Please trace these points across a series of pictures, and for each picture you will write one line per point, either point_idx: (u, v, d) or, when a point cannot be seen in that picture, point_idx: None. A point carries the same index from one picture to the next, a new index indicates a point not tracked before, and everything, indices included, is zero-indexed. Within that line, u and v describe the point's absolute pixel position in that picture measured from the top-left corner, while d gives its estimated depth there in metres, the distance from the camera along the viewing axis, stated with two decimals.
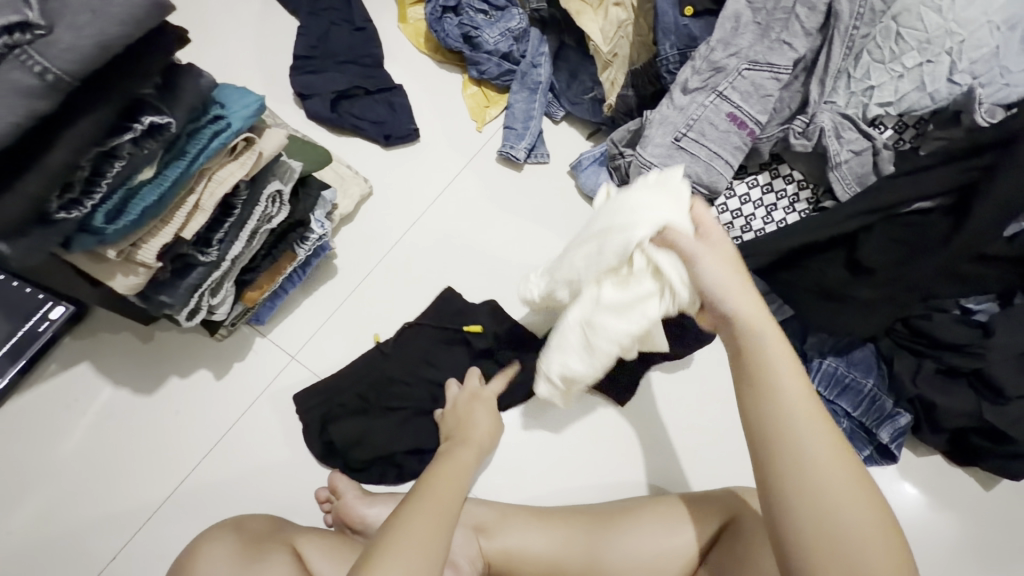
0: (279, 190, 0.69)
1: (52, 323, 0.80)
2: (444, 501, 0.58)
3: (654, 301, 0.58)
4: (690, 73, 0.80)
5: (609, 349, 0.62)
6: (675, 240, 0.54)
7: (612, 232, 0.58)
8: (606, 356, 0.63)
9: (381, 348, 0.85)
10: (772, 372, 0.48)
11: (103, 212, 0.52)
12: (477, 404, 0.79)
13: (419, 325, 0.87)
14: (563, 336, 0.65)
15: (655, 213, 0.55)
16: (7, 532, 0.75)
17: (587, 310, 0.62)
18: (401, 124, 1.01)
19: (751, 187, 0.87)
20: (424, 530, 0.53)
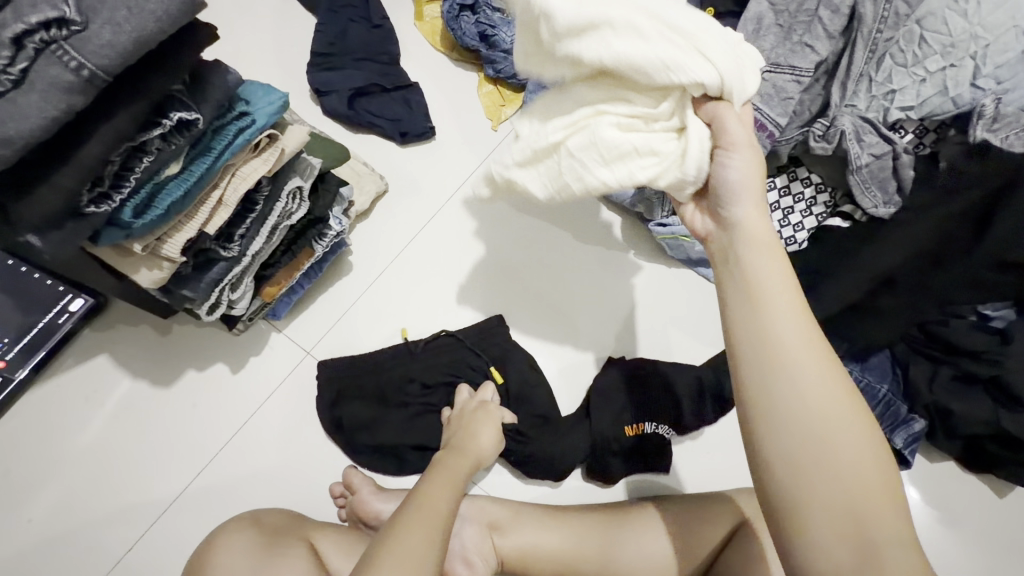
0: (300, 186, 0.70)
1: (72, 315, 0.81)
2: (439, 511, 0.57)
3: (654, 159, 0.54)
4: None
5: (574, 186, 0.58)
6: (717, 116, 0.52)
7: (669, 43, 0.50)
8: (567, 190, 0.59)
9: (410, 348, 0.86)
10: (764, 283, 0.48)
11: (131, 206, 0.52)
12: (481, 413, 0.78)
13: (454, 338, 0.87)
14: (546, 148, 0.59)
15: (723, 68, 0.49)
16: (27, 520, 0.76)
17: (586, 132, 0.55)
18: (417, 122, 1.01)
19: (769, 189, 0.88)
20: (416, 542, 0.52)
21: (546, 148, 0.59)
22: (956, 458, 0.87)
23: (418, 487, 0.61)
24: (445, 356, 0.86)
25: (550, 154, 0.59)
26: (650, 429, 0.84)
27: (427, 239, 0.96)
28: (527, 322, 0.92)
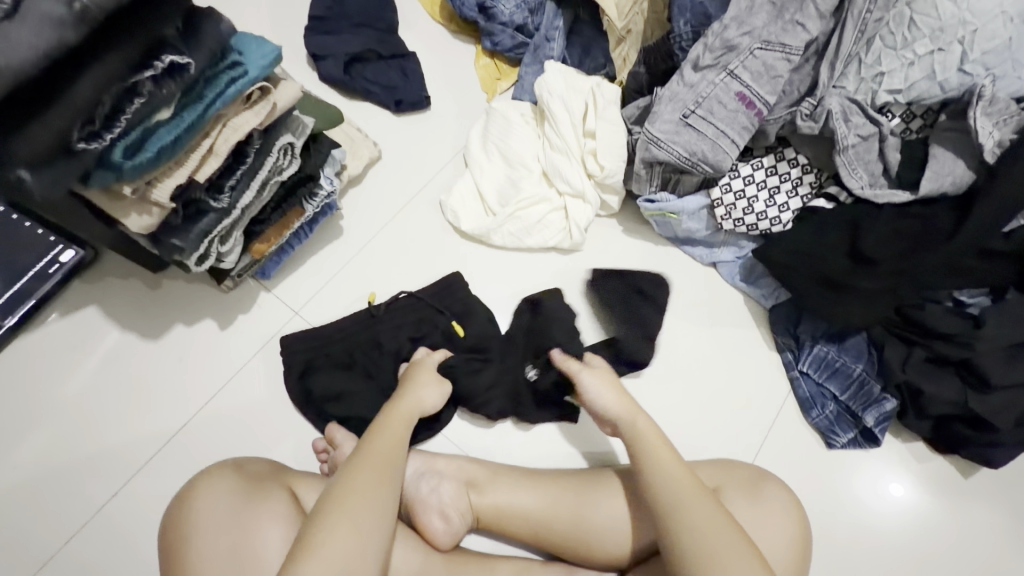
0: (291, 143, 0.70)
1: (62, 266, 0.82)
2: (385, 458, 0.64)
3: (547, 224, 0.94)
4: (703, 49, 0.79)
5: (518, 237, 0.94)
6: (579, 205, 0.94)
7: (568, 154, 0.94)
8: (515, 241, 0.94)
9: (372, 312, 0.87)
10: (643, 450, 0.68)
11: (122, 147, 0.53)
12: (418, 368, 0.79)
13: (415, 297, 0.89)
14: (502, 224, 0.93)
15: (582, 182, 0.93)
16: (14, 464, 0.77)
17: (512, 218, 0.93)
18: (412, 91, 1.02)
19: (755, 168, 0.87)
20: (364, 487, 0.60)
21: (502, 220, 0.93)
22: (925, 438, 0.89)
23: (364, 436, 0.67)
24: (415, 321, 0.87)
25: (499, 221, 0.93)
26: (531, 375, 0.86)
27: (415, 209, 0.97)
28: (513, 292, 0.94)
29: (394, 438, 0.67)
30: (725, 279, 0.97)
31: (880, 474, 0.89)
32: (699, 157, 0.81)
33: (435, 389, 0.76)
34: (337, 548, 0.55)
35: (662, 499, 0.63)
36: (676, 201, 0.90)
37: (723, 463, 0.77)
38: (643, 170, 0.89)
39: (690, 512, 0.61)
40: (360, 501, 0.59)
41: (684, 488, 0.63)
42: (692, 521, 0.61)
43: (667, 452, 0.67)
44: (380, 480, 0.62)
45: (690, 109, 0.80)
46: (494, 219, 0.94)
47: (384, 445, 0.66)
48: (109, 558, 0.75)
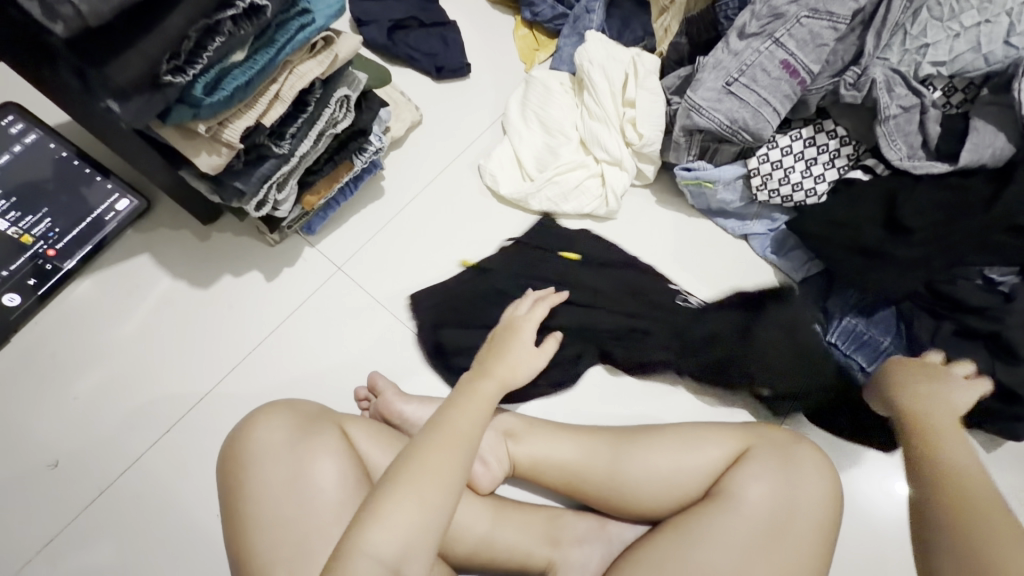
0: (347, 96, 0.72)
1: (118, 215, 0.84)
2: (460, 436, 0.60)
3: (582, 190, 0.96)
4: (750, 17, 0.81)
5: (554, 202, 0.95)
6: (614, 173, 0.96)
7: (604, 122, 0.95)
8: (552, 206, 0.96)
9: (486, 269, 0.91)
10: (940, 427, 0.65)
11: (201, 83, 0.55)
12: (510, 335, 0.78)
13: (523, 244, 0.94)
14: (540, 188, 0.95)
15: (617, 149, 0.94)
16: (72, 398, 0.80)
17: (548, 183, 0.95)
18: (453, 58, 1.03)
19: (794, 140, 0.88)
20: (435, 464, 0.56)
21: (539, 185, 0.95)
22: None
23: (440, 408, 0.64)
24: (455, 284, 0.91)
25: (538, 185, 0.95)
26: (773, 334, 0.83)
27: (454, 173, 0.99)
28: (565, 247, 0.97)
29: (475, 415, 0.63)
30: (757, 252, 0.98)
31: (877, 478, 0.89)
32: (741, 125, 0.82)
33: (524, 365, 0.74)
34: (397, 523, 0.53)
35: (931, 452, 0.61)
36: (713, 170, 0.92)
37: (785, 433, 0.76)
38: (682, 139, 0.91)
39: (983, 488, 0.56)
40: (432, 477, 0.55)
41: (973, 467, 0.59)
42: (979, 494, 0.56)
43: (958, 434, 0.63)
44: (453, 461, 0.58)
45: (733, 77, 0.82)
46: (532, 183, 0.96)
47: (459, 421, 0.61)
48: (161, 492, 0.78)
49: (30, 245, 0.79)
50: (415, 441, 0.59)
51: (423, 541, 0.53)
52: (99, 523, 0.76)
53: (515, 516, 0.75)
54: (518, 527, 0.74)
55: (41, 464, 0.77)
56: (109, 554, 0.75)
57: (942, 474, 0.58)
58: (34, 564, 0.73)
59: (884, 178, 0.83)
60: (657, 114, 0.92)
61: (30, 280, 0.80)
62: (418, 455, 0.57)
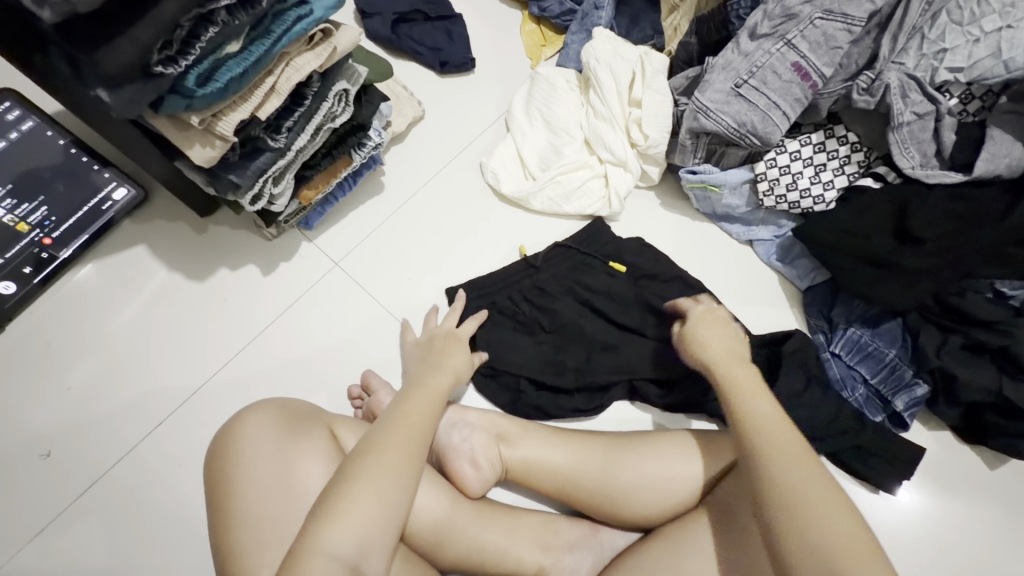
0: (346, 90, 0.71)
1: (116, 204, 0.84)
2: (420, 429, 0.62)
3: (584, 191, 0.94)
4: (762, 17, 0.79)
5: (556, 202, 0.94)
6: (620, 175, 0.94)
7: (611, 123, 0.93)
8: (553, 206, 0.94)
9: (532, 263, 0.89)
10: (747, 391, 0.65)
11: (195, 74, 0.54)
12: (450, 337, 0.79)
13: (567, 247, 0.90)
14: (542, 188, 0.93)
15: (623, 151, 0.93)
16: (65, 388, 0.79)
17: (549, 183, 0.93)
18: (457, 53, 1.01)
19: (803, 144, 0.86)
20: (398, 454, 0.58)
21: (541, 184, 0.93)
22: (953, 427, 0.89)
23: (398, 401, 0.65)
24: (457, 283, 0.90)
25: (539, 186, 0.93)
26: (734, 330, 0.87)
27: (455, 170, 0.97)
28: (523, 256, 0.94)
29: (429, 407, 0.65)
30: (761, 258, 0.97)
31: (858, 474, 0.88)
32: (749, 129, 0.80)
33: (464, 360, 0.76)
34: (360, 515, 0.53)
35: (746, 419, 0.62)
36: (719, 174, 0.90)
37: None
38: (688, 141, 0.89)
39: (783, 440, 0.59)
40: (392, 469, 0.56)
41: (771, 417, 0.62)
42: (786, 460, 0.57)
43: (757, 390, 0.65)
44: (413, 454, 0.59)
45: (743, 79, 0.79)
46: (535, 183, 0.94)
47: (414, 413, 0.63)
48: (152, 485, 0.78)
49: (26, 233, 0.79)
50: (376, 433, 0.60)
51: (380, 535, 0.54)
52: (90, 515, 0.75)
53: (508, 522, 0.74)
54: (509, 531, 0.73)
55: (32, 453, 0.76)
56: (99, 545, 0.74)
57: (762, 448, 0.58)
58: (24, 553, 0.73)
59: (896, 186, 0.81)
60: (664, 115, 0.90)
61: (26, 269, 0.79)
62: (378, 447, 0.58)
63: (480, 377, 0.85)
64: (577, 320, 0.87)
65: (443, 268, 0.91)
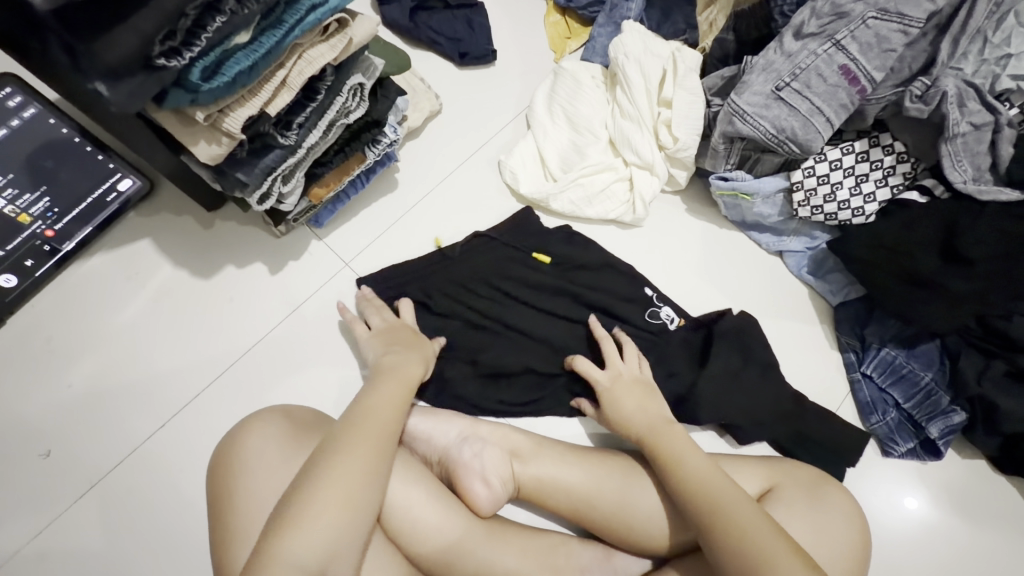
0: (361, 84, 0.67)
1: (120, 196, 0.81)
2: (386, 426, 0.58)
3: (607, 194, 0.89)
4: (809, 15, 0.73)
5: (578, 204, 0.89)
6: (645, 179, 0.89)
7: (639, 123, 0.88)
8: (576, 208, 0.89)
9: (446, 253, 0.84)
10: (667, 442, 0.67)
11: (200, 67, 0.50)
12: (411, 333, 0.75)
13: (490, 237, 0.85)
14: (564, 190, 0.88)
15: (649, 154, 0.88)
16: (66, 386, 0.77)
17: (571, 183, 0.88)
18: (478, 44, 0.97)
19: (845, 153, 0.80)
20: (364, 457, 0.54)
21: (564, 185, 0.88)
22: (988, 456, 0.84)
23: (364, 398, 0.61)
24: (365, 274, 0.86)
25: (563, 186, 0.88)
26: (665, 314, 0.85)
27: (472, 168, 0.93)
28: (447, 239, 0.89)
29: (394, 401, 0.62)
30: (791, 270, 0.92)
31: (882, 491, 0.84)
32: (788, 135, 0.75)
33: (427, 346, 0.74)
34: (324, 523, 0.49)
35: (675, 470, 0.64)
36: (752, 182, 0.85)
37: (812, 473, 0.71)
38: (721, 146, 0.83)
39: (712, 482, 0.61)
40: (359, 470, 0.53)
41: (705, 461, 0.64)
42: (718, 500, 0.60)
43: (685, 437, 0.67)
44: (380, 451, 0.56)
45: (785, 82, 0.74)
46: (558, 184, 0.89)
47: (381, 413, 0.59)
48: (152, 488, 0.75)
49: (28, 225, 0.76)
50: (339, 431, 0.56)
51: (348, 539, 0.51)
52: (90, 517, 0.73)
53: (519, 541, 0.70)
54: (520, 553, 0.69)
55: (32, 451, 0.74)
56: (96, 551, 0.72)
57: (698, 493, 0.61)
58: (20, 556, 0.71)
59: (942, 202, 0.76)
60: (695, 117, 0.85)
61: (28, 261, 0.77)
62: (343, 446, 0.54)
63: (495, 391, 0.80)
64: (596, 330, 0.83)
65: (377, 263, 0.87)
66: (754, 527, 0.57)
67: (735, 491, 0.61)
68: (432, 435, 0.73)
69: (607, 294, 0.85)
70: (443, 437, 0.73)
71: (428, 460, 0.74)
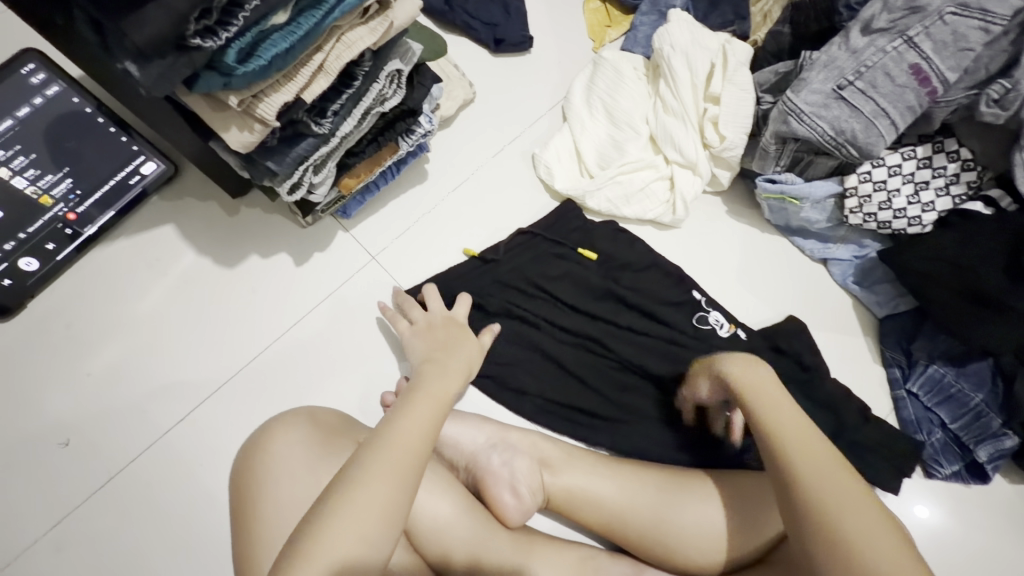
0: (399, 70, 0.63)
1: (144, 179, 0.78)
2: (415, 449, 0.51)
3: (646, 194, 0.85)
4: (880, 9, 0.68)
5: (615, 203, 0.85)
6: (688, 178, 0.85)
7: (683, 120, 0.84)
8: (613, 207, 0.85)
9: (490, 258, 0.81)
10: (774, 400, 0.58)
11: (236, 49, 0.46)
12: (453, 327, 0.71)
13: (532, 234, 0.82)
14: (601, 187, 0.85)
15: (693, 153, 0.83)
16: (86, 374, 0.75)
17: (609, 180, 0.85)
18: (514, 30, 0.92)
19: (905, 158, 0.75)
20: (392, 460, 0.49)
21: (602, 183, 0.85)
22: None
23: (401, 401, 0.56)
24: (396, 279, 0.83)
25: (601, 183, 0.85)
26: (712, 319, 0.81)
27: (506, 161, 0.89)
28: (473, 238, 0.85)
29: (428, 417, 0.54)
30: (836, 279, 0.88)
31: (924, 514, 0.80)
32: (847, 138, 0.70)
33: (468, 348, 0.68)
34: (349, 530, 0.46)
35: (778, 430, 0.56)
36: (802, 186, 0.80)
37: None
38: (772, 146, 0.79)
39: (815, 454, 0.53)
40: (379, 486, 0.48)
41: (819, 449, 0.54)
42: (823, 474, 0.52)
43: (804, 426, 0.56)
44: (406, 478, 0.49)
45: (848, 80, 0.69)
46: (595, 181, 0.85)
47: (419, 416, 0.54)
48: (171, 484, 0.73)
49: (49, 207, 0.73)
50: (360, 456, 0.50)
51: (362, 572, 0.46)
52: (109, 510, 0.72)
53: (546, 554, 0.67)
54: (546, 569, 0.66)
55: (51, 441, 0.73)
56: (113, 544, 0.71)
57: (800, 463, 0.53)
58: (39, 546, 0.70)
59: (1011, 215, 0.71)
60: (744, 115, 0.80)
61: (49, 245, 0.74)
62: (362, 473, 0.48)
63: (523, 396, 0.77)
64: (631, 337, 0.80)
65: (400, 263, 0.84)
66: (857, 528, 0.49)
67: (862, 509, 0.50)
68: (460, 440, 0.71)
69: (642, 299, 0.81)
70: (472, 442, 0.71)
71: (455, 466, 0.71)
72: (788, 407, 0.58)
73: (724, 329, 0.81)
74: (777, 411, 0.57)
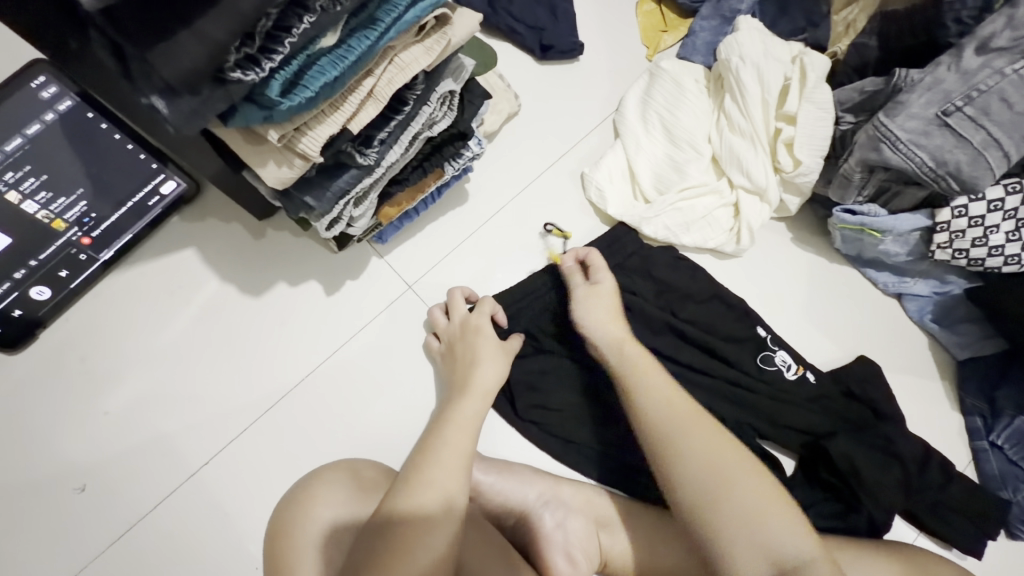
0: (451, 91, 0.56)
1: (163, 200, 0.72)
2: (443, 483, 0.51)
3: (707, 220, 0.78)
4: (1001, 25, 0.60)
5: (672, 229, 0.77)
6: (754, 205, 0.77)
7: (752, 142, 0.76)
8: (669, 234, 0.78)
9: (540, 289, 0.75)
10: (635, 361, 0.60)
11: (279, 80, 0.40)
12: (475, 337, 0.67)
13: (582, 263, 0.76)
14: (657, 212, 0.77)
15: (762, 178, 0.76)
16: (103, 413, 0.70)
17: (666, 205, 0.77)
18: (563, 35, 0.84)
19: (1009, 191, 0.67)
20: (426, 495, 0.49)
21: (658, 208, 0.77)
22: None
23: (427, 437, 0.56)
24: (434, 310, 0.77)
25: (656, 207, 0.78)
26: (779, 360, 0.74)
27: (552, 180, 0.82)
28: (517, 265, 0.78)
29: (455, 455, 0.53)
30: (910, 315, 0.81)
31: None
32: (949, 170, 0.62)
33: (496, 363, 0.64)
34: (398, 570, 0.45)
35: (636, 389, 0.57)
36: (885, 218, 0.72)
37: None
38: (856, 174, 0.71)
39: (675, 407, 0.54)
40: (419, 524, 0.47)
41: (680, 401, 0.55)
42: (684, 426, 0.52)
43: (681, 395, 0.56)
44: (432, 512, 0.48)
45: (954, 105, 0.61)
46: (650, 206, 0.78)
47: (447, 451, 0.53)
48: (192, 533, 0.68)
49: (61, 231, 0.66)
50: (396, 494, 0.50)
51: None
52: (127, 563, 0.67)
53: None
54: None
55: (68, 486, 0.68)
56: None
57: (662, 421, 0.53)
58: None
59: None
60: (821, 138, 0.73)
61: (62, 272, 0.68)
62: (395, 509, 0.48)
63: (572, 443, 0.71)
64: (690, 379, 0.73)
65: (437, 292, 0.77)
66: (724, 470, 0.49)
67: (756, 480, 0.49)
68: (511, 496, 0.65)
69: (702, 337, 0.74)
70: (522, 498, 0.66)
71: (502, 524, 0.66)
72: (653, 371, 0.58)
73: (791, 371, 0.74)
74: (641, 375, 0.58)
